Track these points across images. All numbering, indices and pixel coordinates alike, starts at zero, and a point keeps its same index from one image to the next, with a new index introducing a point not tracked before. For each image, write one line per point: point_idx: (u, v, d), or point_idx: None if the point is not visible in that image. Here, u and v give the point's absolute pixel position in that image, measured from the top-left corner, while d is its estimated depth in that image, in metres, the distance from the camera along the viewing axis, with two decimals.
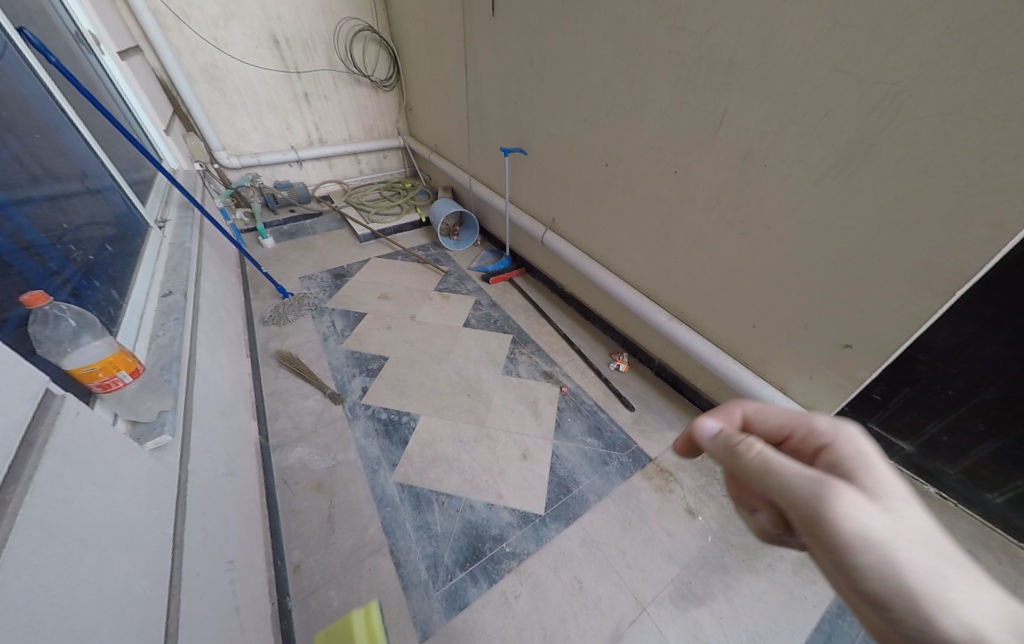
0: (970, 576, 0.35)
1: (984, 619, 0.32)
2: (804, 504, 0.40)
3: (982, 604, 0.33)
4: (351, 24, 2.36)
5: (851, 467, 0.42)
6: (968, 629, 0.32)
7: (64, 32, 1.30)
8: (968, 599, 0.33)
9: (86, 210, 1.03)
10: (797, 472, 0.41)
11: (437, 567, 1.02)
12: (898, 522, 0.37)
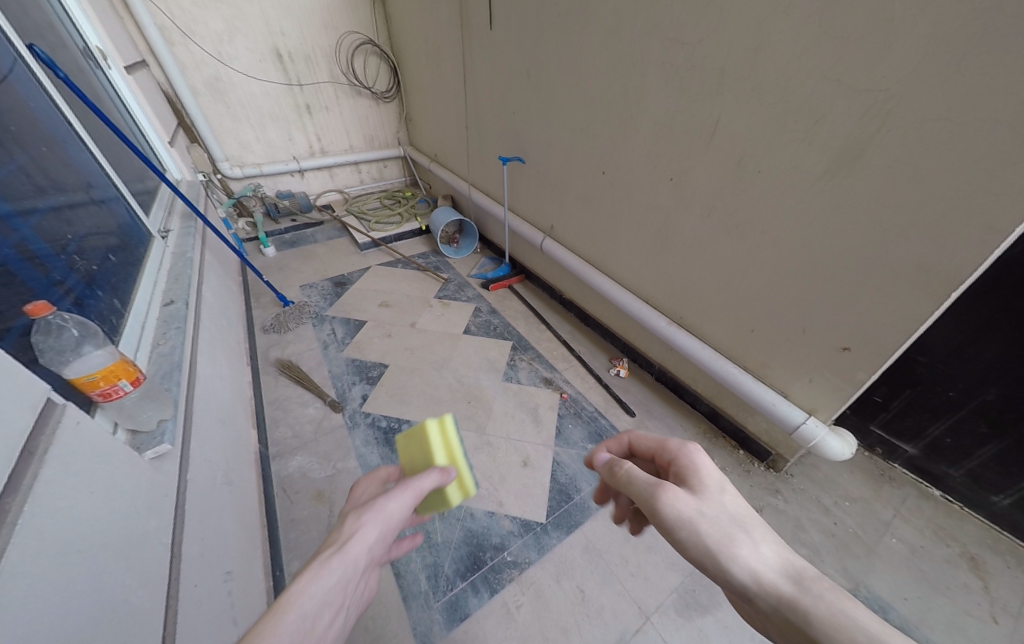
0: (761, 538, 0.40)
1: (762, 566, 0.38)
2: (645, 502, 0.47)
3: (764, 557, 0.39)
4: (352, 38, 2.41)
5: (688, 475, 0.49)
6: (749, 574, 0.38)
7: (72, 47, 1.32)
8: (755, 556, 0.39)
9: (90, 220, 1.05)
10: (638, 477, 0.49)
11: (437, 577, 1.00)
12: (711, 507, 0.43)
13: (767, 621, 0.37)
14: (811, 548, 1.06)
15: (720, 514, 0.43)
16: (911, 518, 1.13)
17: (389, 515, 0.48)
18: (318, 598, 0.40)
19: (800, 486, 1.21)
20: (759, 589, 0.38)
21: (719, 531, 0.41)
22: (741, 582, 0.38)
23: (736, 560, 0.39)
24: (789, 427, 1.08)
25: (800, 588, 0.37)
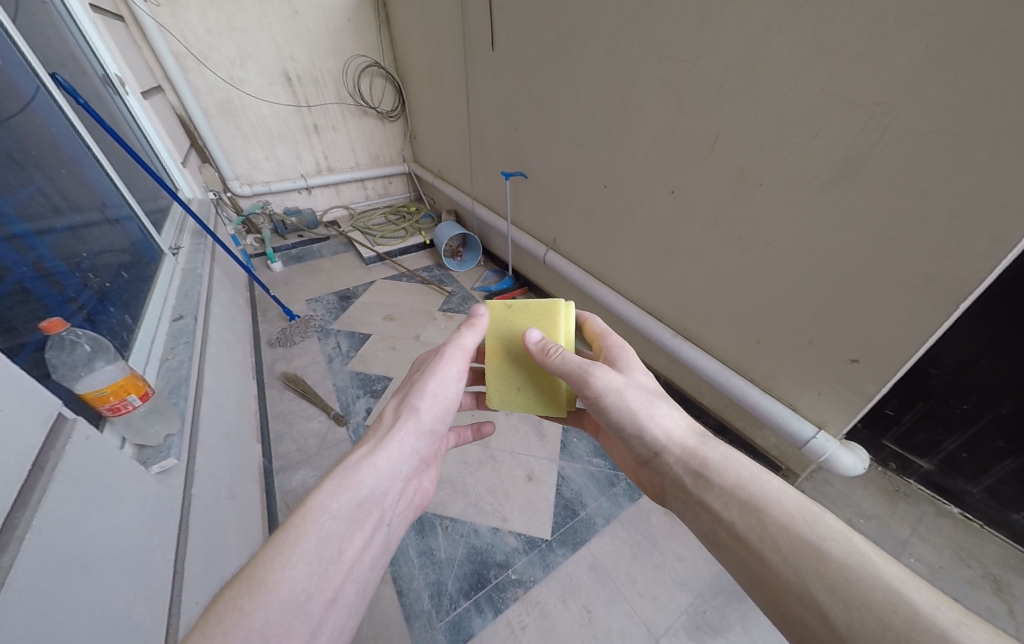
0: (671, 408, 0.59)
1: (671, 425, 0.56)
2: (583, 384, 0.60)
3: (674, 420, 0.57)
4: (359, 61, 2.49)
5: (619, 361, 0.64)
6: (662, 431, 0.56)
7: (92, 75, 1.39)
8: (666, 419, 0.57)
9: (104, 238, 1.08)
10: (572, 359, 0.60)
11: (441, 596, 0.98)
12: (634, 385, 0.60)
13: (667, 462, 0.55)
14: None
15: (641, 389, 0.60)
16: (929, 536, 1.09)
17: (441, 402, 0.62)
18: (346, 509, 0.49)
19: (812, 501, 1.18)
20: (669, 444, 0.55)
21: (645, 406, 0.58)
22: (655, 436, 0.56)
23: (652, 422, 0.57)
24: (799, 441, 1.06)
25: (701, 441, 0.54)
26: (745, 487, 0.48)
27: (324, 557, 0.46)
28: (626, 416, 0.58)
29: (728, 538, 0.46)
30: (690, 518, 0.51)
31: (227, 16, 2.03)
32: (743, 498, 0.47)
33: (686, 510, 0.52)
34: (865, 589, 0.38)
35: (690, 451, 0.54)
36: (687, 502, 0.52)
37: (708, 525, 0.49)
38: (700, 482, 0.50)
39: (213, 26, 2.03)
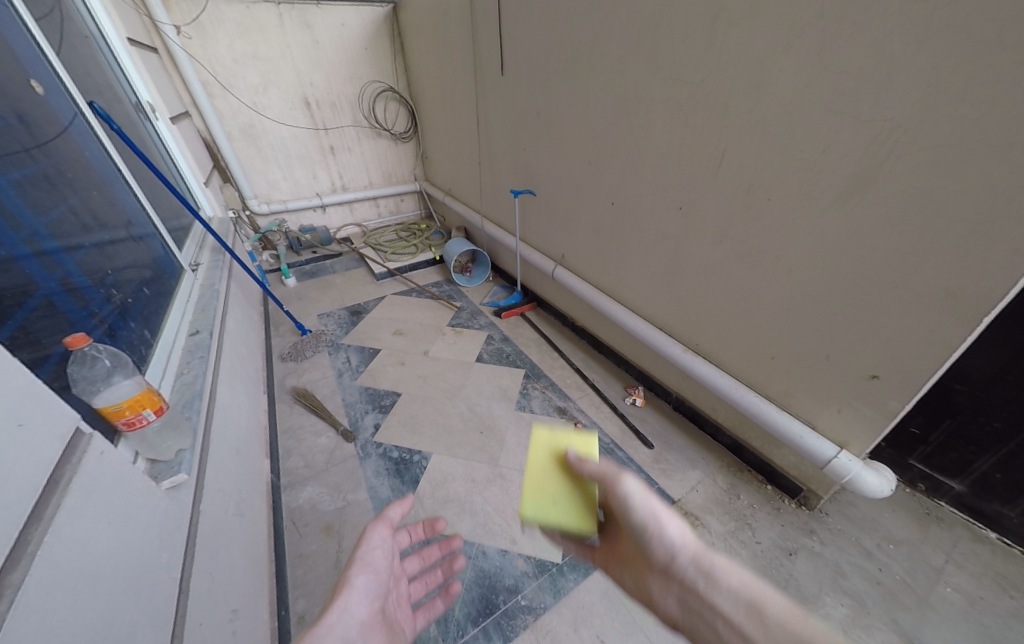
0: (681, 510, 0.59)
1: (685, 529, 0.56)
2: (604, 480, 0.60)
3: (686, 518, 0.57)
4: (374, 86, 2.60)
5: None
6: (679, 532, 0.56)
7: (126, 103, 1.47)
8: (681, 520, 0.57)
9: (128, 255, 1.12)
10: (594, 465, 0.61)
11: (448, 622, 0.95)
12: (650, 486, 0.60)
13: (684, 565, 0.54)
14: (855, 597, 0.97)
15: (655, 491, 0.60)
16: (965, 565, 1.03)
17: (375, 573, 0.59)
18: None
19: (836, 526, 1.13)
20: (680, 547, 0.55)
21: (661, 510, 0.57)
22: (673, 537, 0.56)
23: (666, 524, 0.56)
24: (820, 462, 1.02)
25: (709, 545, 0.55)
26: (744, 592, 0.50)
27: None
28: (641, 519, 0.57)
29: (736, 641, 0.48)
30: (703, 626, 0.51)
31: (252, 47, 2.14)
32: (746, 599, 0.49)
33: (699, 618, 0.52)
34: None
35: (702, 557, 0.53)
36: (700, 610, 0.52)
37: (720, 629, 0.50)
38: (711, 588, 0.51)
39: (238, 56, 2.14)
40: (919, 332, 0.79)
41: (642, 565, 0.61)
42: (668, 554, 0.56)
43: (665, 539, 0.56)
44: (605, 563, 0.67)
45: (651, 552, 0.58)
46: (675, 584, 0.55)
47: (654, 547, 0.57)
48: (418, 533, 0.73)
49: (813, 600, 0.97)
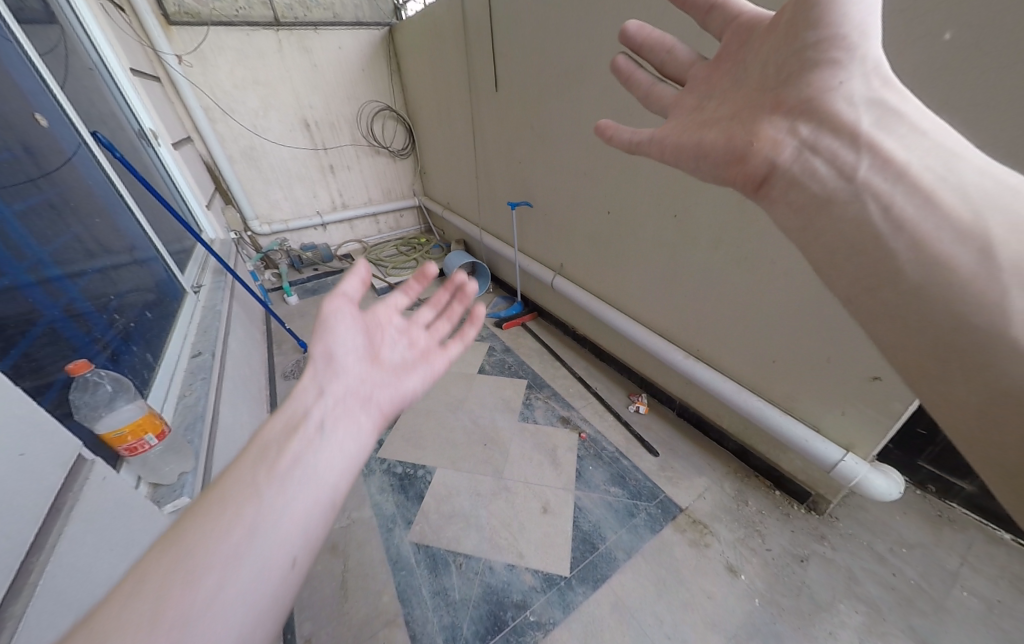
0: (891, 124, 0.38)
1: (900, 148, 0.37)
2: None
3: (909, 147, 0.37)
4: (372, 106, 2.66)
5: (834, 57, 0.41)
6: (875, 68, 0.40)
7: (129, 130, 1.50)
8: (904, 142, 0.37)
9: (131, 279, 1.14)
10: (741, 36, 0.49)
11: (456, 640, 0.93)
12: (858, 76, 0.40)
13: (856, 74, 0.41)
14: (870, 604, 0.94)
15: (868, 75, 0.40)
16: (982, 566, 1.00)
17: (340, 348, 0.58)
18: (279, 425, 0.48)
19: (847, 531, 1.11)
20: (859, 75, 0.39)
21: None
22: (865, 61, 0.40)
23: (858, 44, 0.39)
24: (827, 465, 1.01)
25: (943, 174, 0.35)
26: (927, 136, 0.37)
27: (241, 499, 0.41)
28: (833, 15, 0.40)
29: (880, 179, 0.36)
30: (823, 171, 0.39)
31: (252, 72, 2.20)
32: (929, 142, 0.37)
33: (823, 162, 0.39)
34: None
35: (885, 87, 0.39)
36: (841, 152, 0.38)
37: (857, 170, 0.37)
38: (886, 114, 0.38)
39: (238, 81, 2.19)
40: None
41: (780, 83, 0.44)
42: (845, 63, 0.39)
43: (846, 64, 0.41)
44: (691, 127, 0.51)
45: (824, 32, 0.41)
46: (828, 100, 0.40)
47: (817, 67, 0.41)
48: (412, 288, 0.70)
49: (828, 608, 0.95)
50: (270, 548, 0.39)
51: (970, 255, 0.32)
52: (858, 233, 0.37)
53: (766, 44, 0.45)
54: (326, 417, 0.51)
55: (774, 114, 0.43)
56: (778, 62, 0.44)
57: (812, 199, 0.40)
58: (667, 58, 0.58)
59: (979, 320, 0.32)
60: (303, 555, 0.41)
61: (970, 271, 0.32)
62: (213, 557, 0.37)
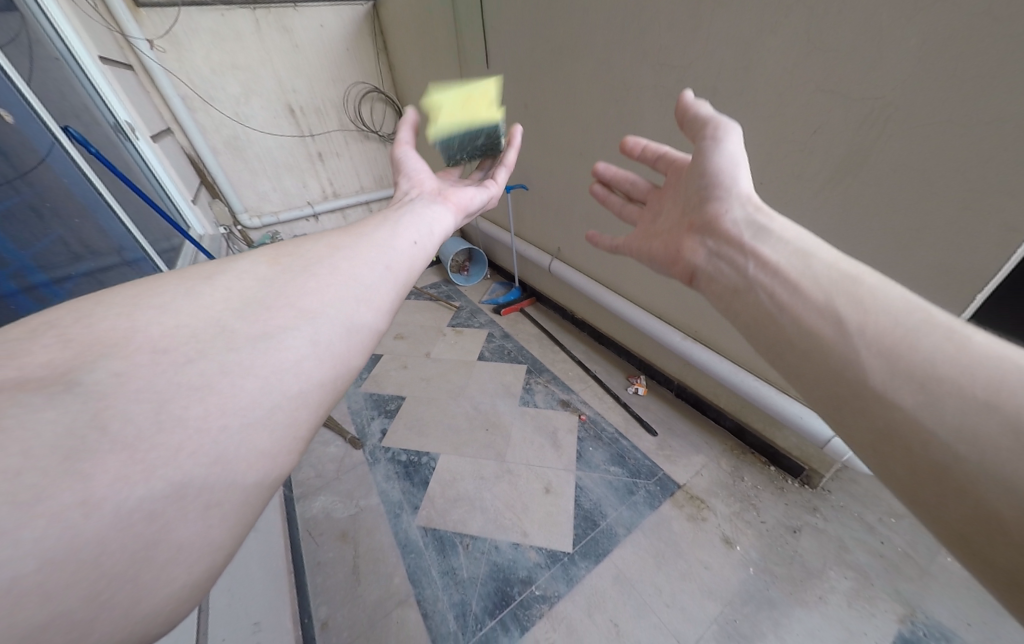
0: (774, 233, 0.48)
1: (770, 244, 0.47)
2: (699, 122, 0.58)
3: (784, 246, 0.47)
4: (359, 88, 2.55)
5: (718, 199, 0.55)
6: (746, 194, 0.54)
7: (104, 125, 1.45)
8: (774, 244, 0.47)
9: (119, 281, 1.15)
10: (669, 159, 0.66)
11: (466, 616, 0.98)
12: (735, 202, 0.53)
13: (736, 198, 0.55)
14: (859, 570, 0.99)
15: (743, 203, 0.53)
16: None
17: (413, 171, 0.81)
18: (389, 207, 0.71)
19: (839, 502, 1.15)
20: (743, 203, 0.53)
21: (738, 147, 0.55)
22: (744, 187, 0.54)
23: (738, 183, 0.54)
24: (820, 441, 1.04)
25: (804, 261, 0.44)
26: (795, 241, 0.47)
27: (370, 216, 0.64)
28: (719, 166, 0.56)
29: (764, 276, 0.45)
30: (728, 270, 0.50)
31: (231, 56, 2.10)
32: (792, 246, 0.46)
33: (725, 264, 0.50)
34: (925, 361, 0.33)
35: (761, 210, 0.52)
36: (733, 256, 0.50)
37: (747, 269, 0.48)
38: (762, 229, 0.49)
39: (216, 66, 2.09)
40: None
41: (693, 212, 0.59)
42: (730, 196, 0.54)
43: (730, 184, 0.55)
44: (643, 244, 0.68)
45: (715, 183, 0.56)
46: (721, 225, 0.53)
47: (716, 201, 0.55)
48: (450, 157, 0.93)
49: (818, 574, 0.99)
50: (385, 240, 0.57)
51: (828, 326, 0.38)
52: (756, 315, 0.45)
53: (685, 184, 0.62)
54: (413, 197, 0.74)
55: (695, 233, 0.57)
56: (692, 197, 0.59)
57: (725, 291, 0.50)
58: (635, 188, 0.76)
59: (846, 371, 0.36)
60: (411, 250, 0.59)
61: (832, 336, 0.38)
62: (349, 235, 0.56)
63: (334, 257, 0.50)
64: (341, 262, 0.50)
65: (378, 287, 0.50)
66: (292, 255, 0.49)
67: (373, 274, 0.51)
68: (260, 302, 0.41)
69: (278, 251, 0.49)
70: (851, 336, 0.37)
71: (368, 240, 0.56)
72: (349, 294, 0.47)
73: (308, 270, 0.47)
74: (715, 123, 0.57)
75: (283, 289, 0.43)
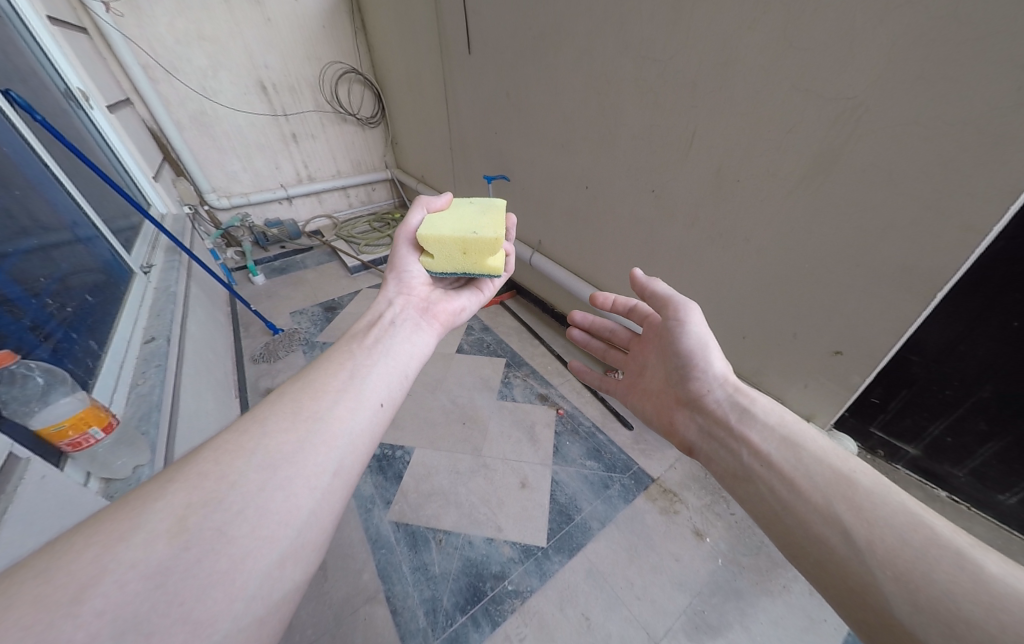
0: (753, 422, 0.59)
1: (754, 436, 0.58)
2: (666, 305, 0.70)
3: (766, 437, 0.57)
4: (335, 68, 2.47)
5: (700, 381, 0.67)
6: (720, 372, 0.65)
7: (54, 91, 1.35)
8: (759, 434, 0.58)
9: (71, 259, 1.05)
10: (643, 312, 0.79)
11: (437, 613, 0.96)
12: (714, 382, 0.65)
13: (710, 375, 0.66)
14: None
15: (721, 385, 0.64)
16: None
17: (409, 276, 0.81)
18: (365, 337, 0.68)
19: None
20: (721, 383, 0.65)
21: (702, 328, 0.67)
22: (717, 366, 0.66)
23: (712, 363, 0.66)
24: None
25: (795, 460, 0.53)
26: (777, 427, 0.58)
27: (336, 363, 0.62)
28: (691, 346, 0.68)
29: (759, 467, 0.55)
30: (724, 453, 0.60)
31: (196, 25, 1.98)
32: (781, 435, 0.57)
33: (722, 448, 0.60)
34: (935, 588, 0.40)
35: (739, 389, 0.64)
36: (727, 441, 0.60)
37: (743, 457, 0.57)
38: (744, 417, 0.60)
39: (181, 36, 1.97)
40: (877, 310, 0.82)
41: (675, 384, 0.71)
42: (710, 377, 0.66)
43: (706, 364, 0.66)
44: (631, 394, 0.80)
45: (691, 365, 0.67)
46: (705, 403, 0.65)
47: (697, 377, 0.67)
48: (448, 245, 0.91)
49: (783, 564, 1.02)
50: (339, 428, 0.53)
51: (839, 535, 0.46)
52: (763, 507, 0.53)
53: (663, 349, 0.73)
54: (395, 320, 0.73)
55: (685, 406, 0.68)
56: (671, 368, 0.71)
57: (726, 474, 0.59)
58: (616, 335, 0.88)
59: (866, 592, 0.43)
60: (365, 436, 0.55)
61: (844, 551, 0.45)
62: (299, 422, 0.52)
63: (266, 484, 0.46)
64: (273, 493, 0.45)
65: (311, 525, 0.46)
66: (207, 505, 0.43)
67: (311, 502, 0.47)
68: (144, 619, 0.36)
69: (202, 475, 0.45)
70: (868, 548, 0.44)
71: (320, 430, 0.52)
72: (273, 550, 0.43)
73: (227, 520, 0.42)
74: (679, 306, 0.69)
75: (180, 586, 0.38)
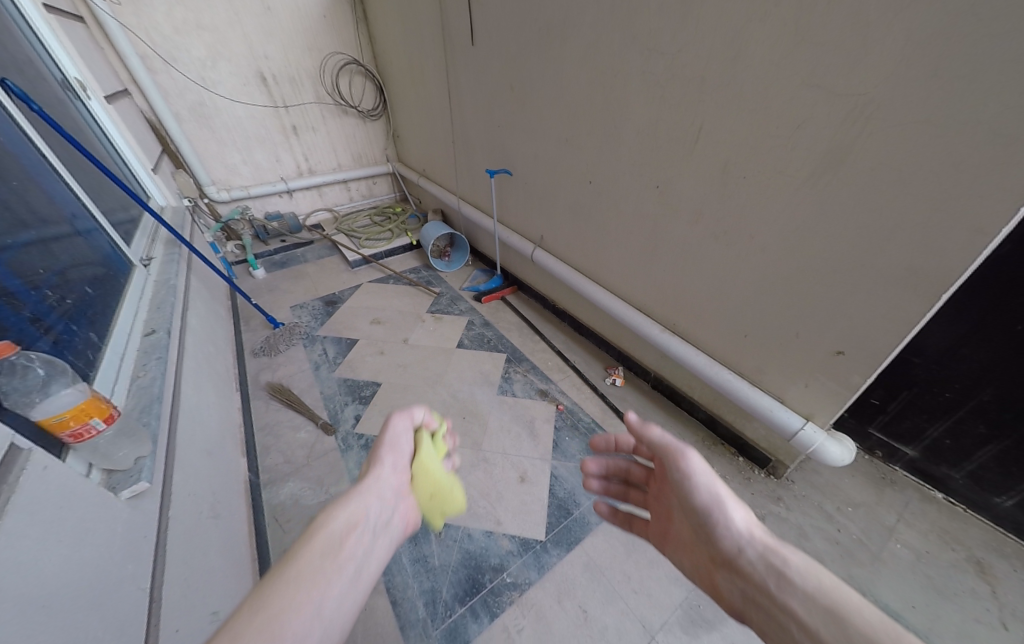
0: (795, 593, 0.46)
1: (807, 615, 0.44)
2: (663, 450, 0.61)
3: (805, 602, 0.45)
4: (336, 59, 2.44)
5: (723, 542, 0.54)
6: (744, 525, 0.54)
7: (51, 81, 1.34)
8: (806, 607, 0.45)
9: (70, 252, 1.04)
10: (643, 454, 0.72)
11: (436, 604, 0.97)
12: (738, 537, 0.53)
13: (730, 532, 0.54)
14: (816, 556, 1.03)
15: (747, 542, 0.52)
16: (915, 522, 1.09)
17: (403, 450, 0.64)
18: (339, 536, 0.50)
19: (801, 492, 1.18)
20: (748, 539, 0.52)
21: (706, 474, 0.58)
22: (739, 519, 0.54)
23: (731, 516, 0.54)
24: (788, 433, 1.06)
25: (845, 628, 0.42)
26: (827, 595, 0.45)
27: (290, 588, 0.42)
28: (704, 500, 0.57)
29: None
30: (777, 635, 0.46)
31: (195, 14, 1.96)
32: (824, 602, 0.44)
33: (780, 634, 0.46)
34: None
35: (772, 547, 0.51)
36: (775, 617, 0.46)
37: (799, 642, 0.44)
38: (784, 587, 0.47)
39: (180, 26, 1.95)
40: (880, 310, 0.82)
41: (701, 543, 0.58)
42: (733, 534, 0.53)
43: (724, 519, 0.54)
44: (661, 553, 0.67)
45: (708, 520, 0.56)
46: (738, 568, 0.52)
47: (720, 535, 0.54)
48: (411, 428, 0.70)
49: None
50: None
51: None
52: None
53: (675, 497, 0.63)
54: (373, 520, 0.54)
55: (723, 568, 0.54)
56: (692, 521, 0.59)
57: None
58: (631, 472, 0.79)
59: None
60: None
61: None
62: None
63: None
64: None
65: None
66: None
67: None
68: None
69: None
70: None
71: None
72: None
73: None
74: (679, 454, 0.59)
75: None
